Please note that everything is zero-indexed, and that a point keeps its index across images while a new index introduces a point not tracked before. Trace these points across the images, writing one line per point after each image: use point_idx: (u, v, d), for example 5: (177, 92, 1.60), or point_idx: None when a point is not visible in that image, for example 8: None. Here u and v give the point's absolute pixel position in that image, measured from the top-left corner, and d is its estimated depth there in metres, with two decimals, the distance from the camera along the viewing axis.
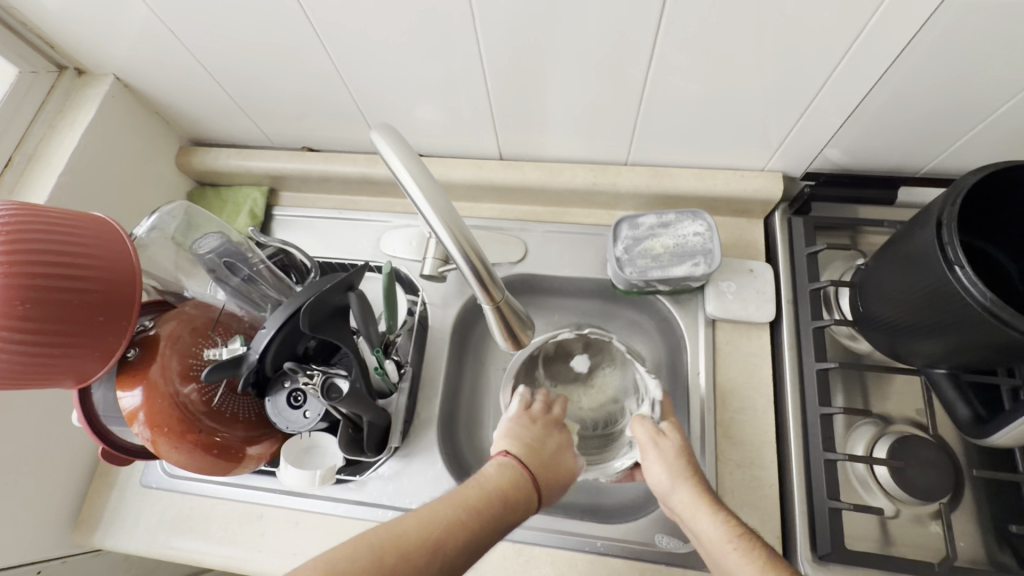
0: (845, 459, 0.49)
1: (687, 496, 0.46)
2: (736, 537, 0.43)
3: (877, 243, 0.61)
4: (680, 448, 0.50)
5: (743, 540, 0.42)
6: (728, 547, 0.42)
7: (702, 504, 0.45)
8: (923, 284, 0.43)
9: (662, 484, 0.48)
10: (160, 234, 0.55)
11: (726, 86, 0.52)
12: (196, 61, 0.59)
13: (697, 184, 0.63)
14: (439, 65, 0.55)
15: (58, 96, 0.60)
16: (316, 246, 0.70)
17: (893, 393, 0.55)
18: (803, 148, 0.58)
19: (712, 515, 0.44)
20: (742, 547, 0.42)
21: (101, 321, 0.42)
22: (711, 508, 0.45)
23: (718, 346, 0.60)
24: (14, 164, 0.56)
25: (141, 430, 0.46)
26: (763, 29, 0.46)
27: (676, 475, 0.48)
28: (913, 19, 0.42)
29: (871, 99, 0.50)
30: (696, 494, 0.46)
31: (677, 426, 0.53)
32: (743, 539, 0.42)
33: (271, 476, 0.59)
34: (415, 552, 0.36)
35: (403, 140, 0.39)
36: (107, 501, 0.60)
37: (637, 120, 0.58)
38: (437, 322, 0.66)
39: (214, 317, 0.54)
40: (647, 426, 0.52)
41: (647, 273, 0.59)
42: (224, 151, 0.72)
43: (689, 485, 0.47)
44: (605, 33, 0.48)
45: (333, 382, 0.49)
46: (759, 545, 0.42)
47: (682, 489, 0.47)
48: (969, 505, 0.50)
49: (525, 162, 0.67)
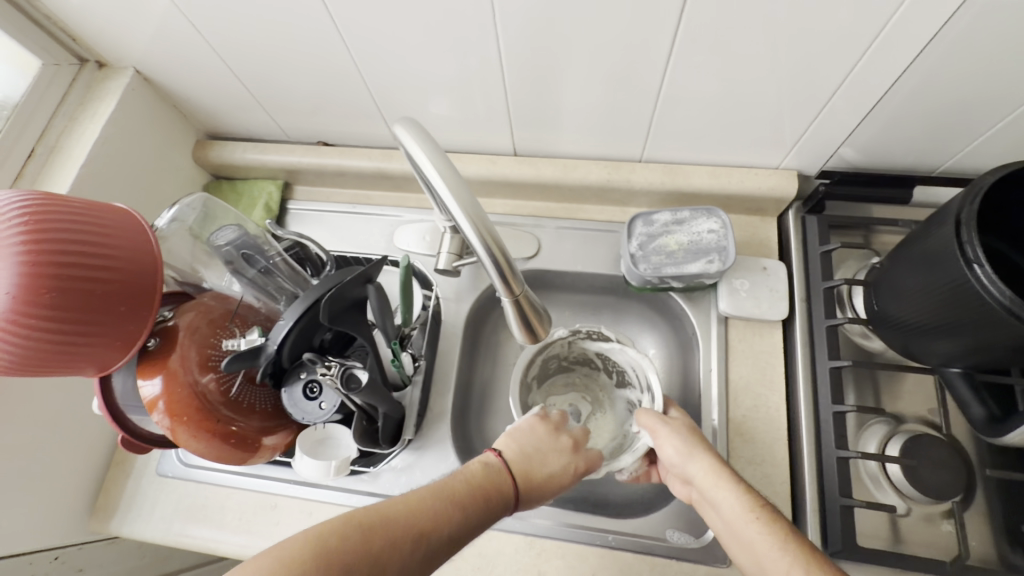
0: (857, 457, 0.49)
1: (705, 467, 0.47)
2: (758, 507, 0.43)
3: (891, 242, 0.61)
4: (691, 428, 0.51)
5: (764, 510, 0.42)
6: (750, 518, 0.42)
7: (723, 477, 0.46)
8: (940, 282, 0.44)
9: (675, 456, 0.49)
10: (179, 226, 0.56)
11: (742, 85, 0.53)
12: (215, 55, 0.59)
13: (712, 182, 0.63)
14: (456, 61, 0.55)
15: (79, 88, 0.61)
16: (330, 240, 0.71)
17: (906, 393, 0.55)
18: (818, 147, 0.58)
19: (733, 486, 0.45)
20: (763, 517, 0.42)
21: (124, 310, 0.43)
22: (730, 481, 0.45)
23: (730, 344, 0.60)
24: (36, 155, 0.57)
25: (161, 419, 0.46)
26: (782, 28, 0.46)
27: (689, 450, 0.48)
28: (934, 20, 0.42)
29: (889, 99, 0.50)
30: (715, 465, 0.47)
31: (683, 413, 0.54)
32: (762, 507, 0.43)
33: (286, 466, 0.59)
34: (391, 536, 0.36)
35: (426, 133, 0.39)
36: (123, 489, 0.61)
37: (652, 117, 0.59)
38: (450, 316, 0.66)
39: (232, 309, 0.54)
40: (653, 415, 0.52)
41: (661, 270, 0.59)
42: (240, 145, 0.72)
43: (706, 458, 0.47)
44: (622, 31, 0.49)
45: (351, 373, 0.50)
46: (775, 516, 0.42)
47: (699, 462, 0.47)
48: (980, 505, 0.50)
49: (539, 158, 0.67)
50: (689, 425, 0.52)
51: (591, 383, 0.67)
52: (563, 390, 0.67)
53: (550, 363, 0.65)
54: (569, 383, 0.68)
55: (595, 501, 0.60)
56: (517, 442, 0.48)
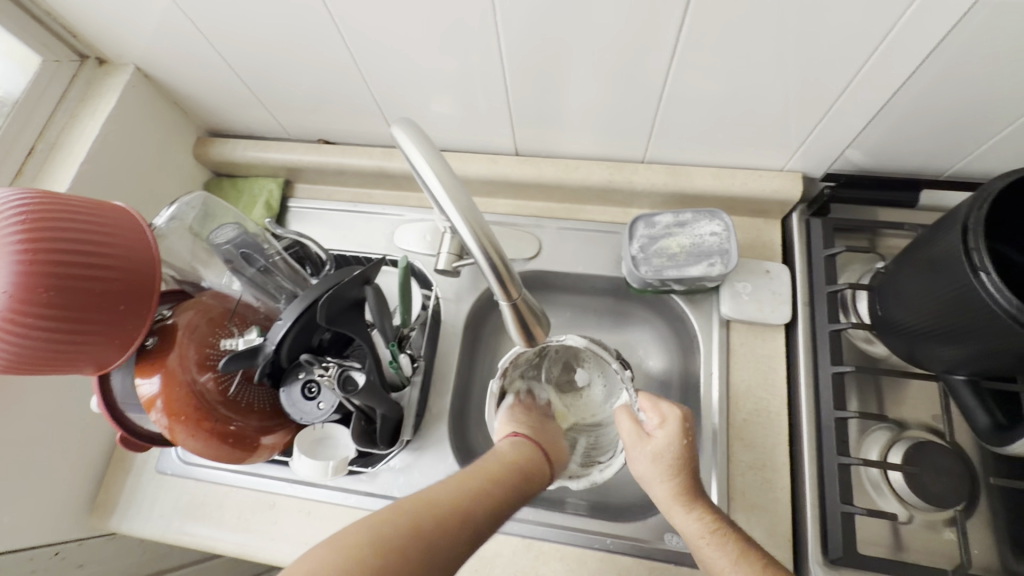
0: (859, 463, 0.48)
1: (663, 492, 0.47)
2: (709, 531, 0.44)
3: (896, 246, 0.60)
4: (665, 452, 0.48)
5: (715, 534, 0.44)
6: (702, 541, 0.44)
7: (677, 503, 0.46)
8: (950, 290, 0.43)
9: (644, 475, 0.49)
10: (179, 224, 0.56)
11: (746, 87, 0.52)
12: (215, 52, 0.59)
13: (715, 183, 0.62)
14: (455, 60, 0.55)
15: (80, 85, 0.61)
16: (330, 239, 0.71)
17: (909, 398, 0.54)
18: (824, 149, 0.57)
19: (687, 510, 0.46)
20: (714, 541, 0.44)
21: (123, 310, 0.43)
22: (684, 503, 0.46)
23: (732, 347, 0.59)
24: (36, 153, 0.57)
25: (159, 418, 0.46)
26: (787, 29, 0.45)
27: (656, 473, 0.48)
28: (942, 23, 0.41)
29: (897, 101, 0.49)
30: (676, 494, 0.47)
31: (669, 429, 0.49)
32: (715, 532, 0.44)
33: (284, 465, 0.59)
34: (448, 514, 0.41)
35: (425, 135, 0.39)
36: (123, 485, 0.61)
37: (655, 117, 0.58)
38: (450, 316, 0.66)
39: (230, 308, 0.54)
40: (628, 416, 0.53)
41: (662, 272, 0.58)
42: (241, 142, 0.72)
43: (669, 484, 0.47)
44: (625, 31, 0.48)
45: (348, 375, 0.50)
46: (731, 533, 0.44)
47: (661, 486, 0.48)
48: (983, 512, 0.49)
49: (541, 158, 0.67)
50: (671, 439, 0.48)
51: (576, 353, 0.66)
52: (559, 372, 0.67)
53: (528, 376, 0.65)
54: (560, 363, 0.67)
55: (594, 504, 0.60)
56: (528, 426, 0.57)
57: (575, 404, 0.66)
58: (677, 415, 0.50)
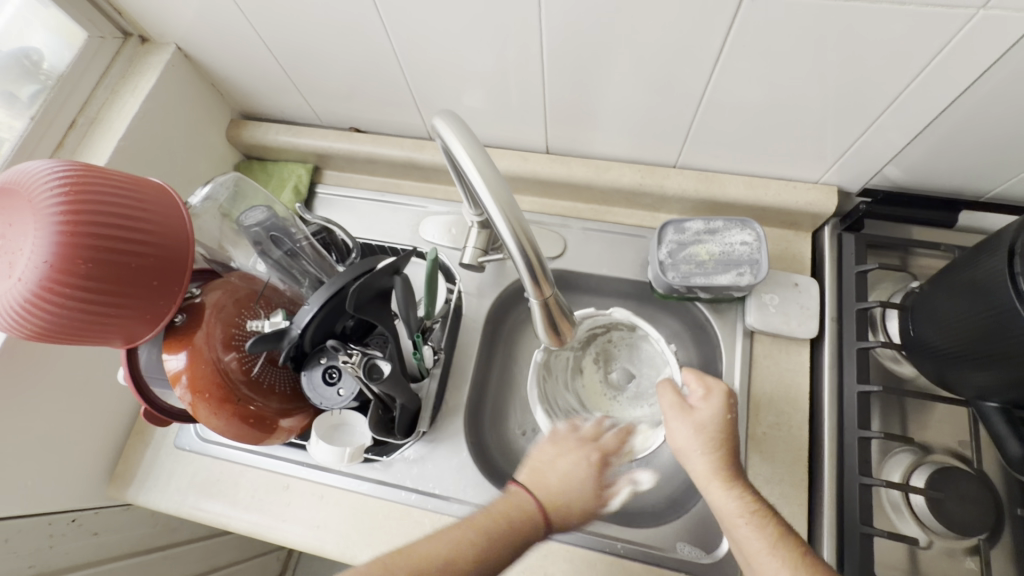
0: (882, 485, 0.47)
1: (703, 466, 0.46)
2: (748, 512, 0.43)
3: (930, 266, 0.59)
4: (716, 424, 0.48)
5: (755, 514, 0.42)
6: (740, 520, 0.43)
7: (718, 477, 0.45)
8: (990, 312, 0.41)
9: (683, 447, 0.48)
10: (212, 204, 0.57)
11: (786, 98, 0.51)
12: (255, 33, 0.59)
13: (747, 192, 0.62)
14: (493, 53, 0.54)
15: (122, 62, 0.62)
16: (355, 227, 0.71)
17: (933, 421, 0.53)
18: (863, 163, 0.56)
19: (727, 488, 0.44)
20: (753, 521, 0.42)
21: (155, 286, 0.43)
22: (725, 481, 0.45)
23: (755, 359, 0.59)
24: (77, 126, 0.58)
25: (183, 393, 0.47)
26: (831, 44, 0.45)
27: (696, 445, 0.47)
28: (995, 46, 0.40)
29: (943, 119, 0.48)
30: (715, 469, 0.46)
31: (712, 403, 0.49)
32: (754, 512, 0.42)
33: (301, 448, 0.60)
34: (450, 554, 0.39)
35: (467, 128, 0.39)
36: (143, 457, 0.63)
37: (692, 122, 0.57)
38: (472, 310, 0.66)
39: (257, 290, 0.54)
40: (670, 390, 0.51)
41: (690, 279, 0.58)
42: (273, 126, 0.73)
43: (710, 457, 0.46)
44: (670, 32, 0.47)
45: (374, 363, 0.50)
46: (770, 518, 0.42)
47: (700, 460, 0.46)
48: (1007, 544, 0.48)
49: (571, 157, 0.67)
50: (715, 413, 0.48)
51: (612, 352, 0.67)
52: (599, 371, 0.67)
53: (572, 362, 0.66)
54: (603, 357, 0.67)
55: None
56: (532, 464, 0.48)
57: (610, 401, 0.65)
58: (723, 389, 0.50)
